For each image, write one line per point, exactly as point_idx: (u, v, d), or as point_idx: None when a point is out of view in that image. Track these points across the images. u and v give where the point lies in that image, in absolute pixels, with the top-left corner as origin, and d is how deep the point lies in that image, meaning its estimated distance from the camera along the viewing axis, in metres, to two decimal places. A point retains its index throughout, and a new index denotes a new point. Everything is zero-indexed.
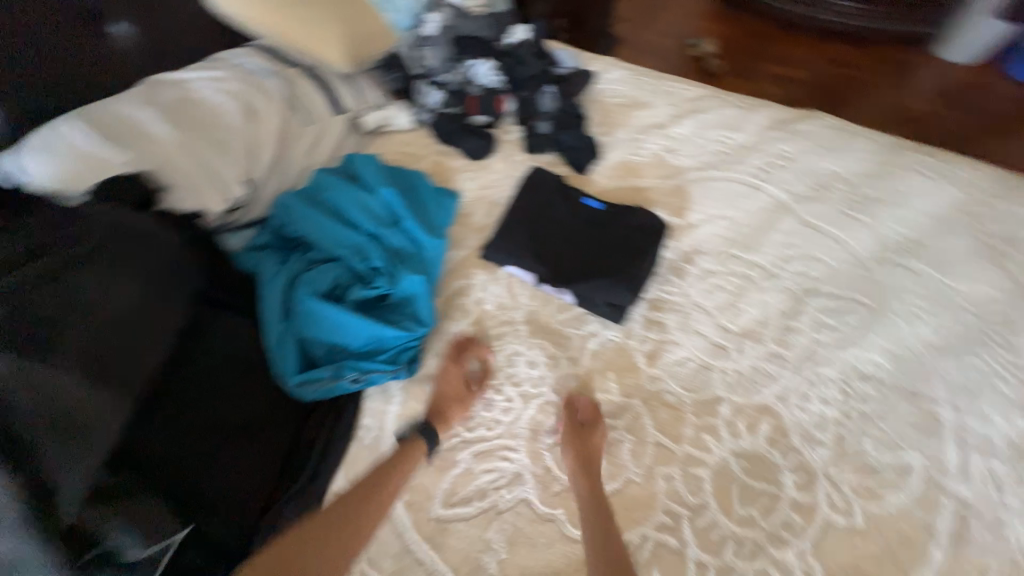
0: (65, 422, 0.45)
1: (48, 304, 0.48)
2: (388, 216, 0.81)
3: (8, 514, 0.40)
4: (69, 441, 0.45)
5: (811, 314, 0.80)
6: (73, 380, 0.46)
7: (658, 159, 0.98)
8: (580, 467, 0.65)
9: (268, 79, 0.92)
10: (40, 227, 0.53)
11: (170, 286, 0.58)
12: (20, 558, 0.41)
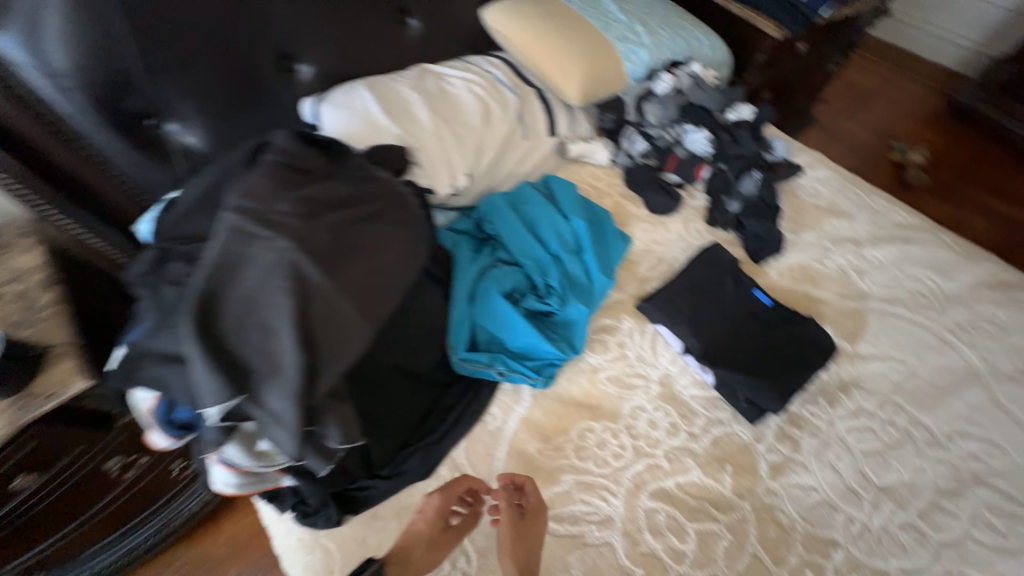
0: (336, 332, 0.57)
1: (349, 240, 0.61)
2: (573, 243, 0.90)
3: (292, 383, 0.54)
4: (333, 348, 0.57)
5: (972, 503, 0.72)
6: (348, 304, 0.58)
7: (843, 274, 0.94)
8: (523, 559, 0.65)
9: (508, 93, 1.06)
10: (351, 178, 0.68)
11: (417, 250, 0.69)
12: (283, 417, 0.54)
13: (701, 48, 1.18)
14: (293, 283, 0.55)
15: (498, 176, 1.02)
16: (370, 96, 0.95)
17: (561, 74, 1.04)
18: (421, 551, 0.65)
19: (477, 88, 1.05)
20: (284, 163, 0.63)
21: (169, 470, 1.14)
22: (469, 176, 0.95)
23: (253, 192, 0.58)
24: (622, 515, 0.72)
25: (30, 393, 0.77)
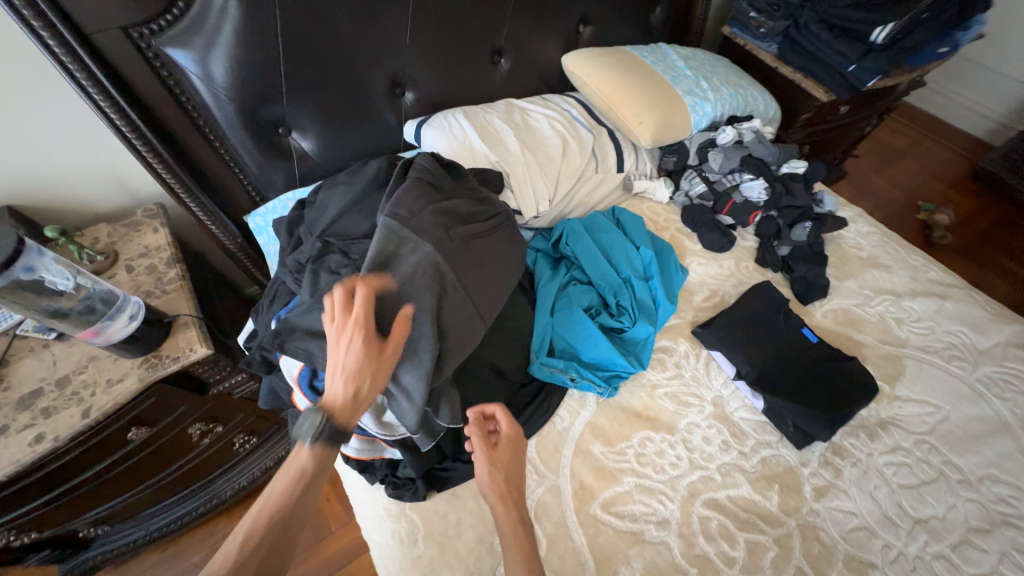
0: (459, 329, 0.68)
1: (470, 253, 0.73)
2: (642, 270, 1.00)
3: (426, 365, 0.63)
4: (456, 342, 0.67)
5: (1004, 543, 0.78)
6: (471, 306, 0.69)
7: (883, 321, 1.02)
8: (499, 482, 0.66)
9: (585, 131, 1.18)
10: (470, 199, 0.79)
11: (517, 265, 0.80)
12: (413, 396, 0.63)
13: (758, 106, 1.31)
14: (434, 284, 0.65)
15: (573, 204, 1.13)
16: (469, 124, 1.08)
17: (636, 120, 1.15)
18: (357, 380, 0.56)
19: (558, 124, 1.17)
20: (423, 183, 0.75)
21: (231, 443, 1.26)
22: (550, 202, 1.07)
23: (403, 205, 0.69)
24: (677, 518, 0.79)
25: (159, 355, 0.88)
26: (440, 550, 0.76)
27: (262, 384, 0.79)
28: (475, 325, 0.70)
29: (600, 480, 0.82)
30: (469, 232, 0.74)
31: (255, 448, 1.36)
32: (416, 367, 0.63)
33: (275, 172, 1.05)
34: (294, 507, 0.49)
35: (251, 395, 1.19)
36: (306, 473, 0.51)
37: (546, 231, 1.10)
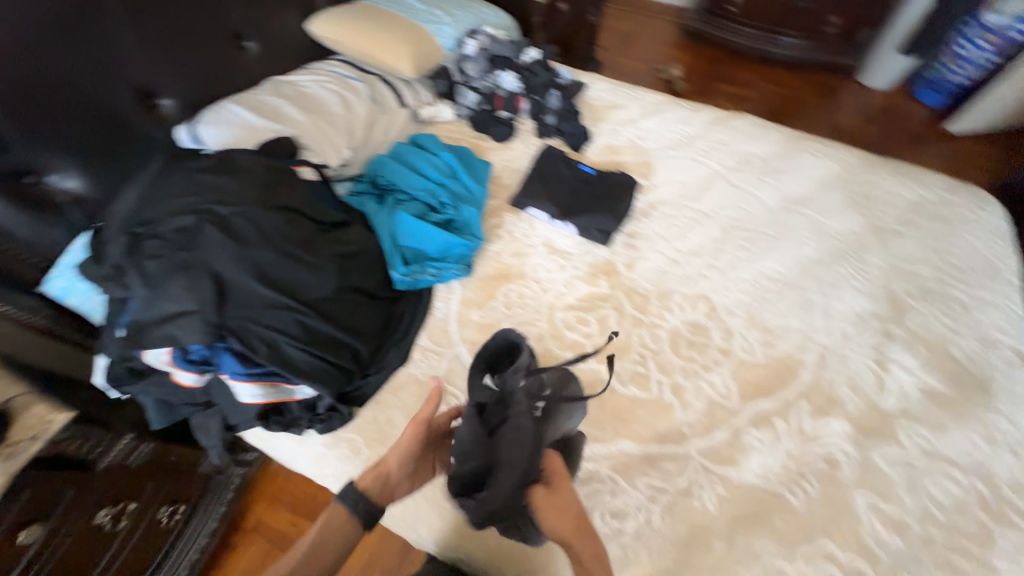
0: (303, 255, 0.84)
1: (283, 197, 0.87)
2: (448, 171, 1.18)
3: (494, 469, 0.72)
4: (303, 264, 0.83)
5: (734, 240, 1.16)
6: (302, 237, 0.85)
7: (632, 142, 1.37)
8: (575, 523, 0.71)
9: (355, 82, 1.30)
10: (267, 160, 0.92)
11: (326, 203, 0.95)
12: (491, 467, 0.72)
13: (490, 18, 1.54)
14: (261, 227, 0.81)
15: (375, 145, 1.25)
16: (242, 109, 1.11)
17: (393, 57, 1.31)
18: (395, 457, 0.76)
19: (330, 85, 1.27)
20: (219, 159, 0.86)
21: (156, 521, 1.15)
22: (351, 148, 1.18)
23: (206, 183, 0.82)
24: (547, 328, 1.03)
25: (10, 443, 0.81)
26: (384, 444, 0.89)
27: (146, 400, 0.83)
28: (316, 249, 0.87)
29: (485, 334, 1.01)
30: (276, 181, 0.88)
31: (190, 517, 1.26)
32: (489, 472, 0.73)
33: (50, 228, 0.97)
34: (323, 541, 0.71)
35: (152, 458, 1.12)
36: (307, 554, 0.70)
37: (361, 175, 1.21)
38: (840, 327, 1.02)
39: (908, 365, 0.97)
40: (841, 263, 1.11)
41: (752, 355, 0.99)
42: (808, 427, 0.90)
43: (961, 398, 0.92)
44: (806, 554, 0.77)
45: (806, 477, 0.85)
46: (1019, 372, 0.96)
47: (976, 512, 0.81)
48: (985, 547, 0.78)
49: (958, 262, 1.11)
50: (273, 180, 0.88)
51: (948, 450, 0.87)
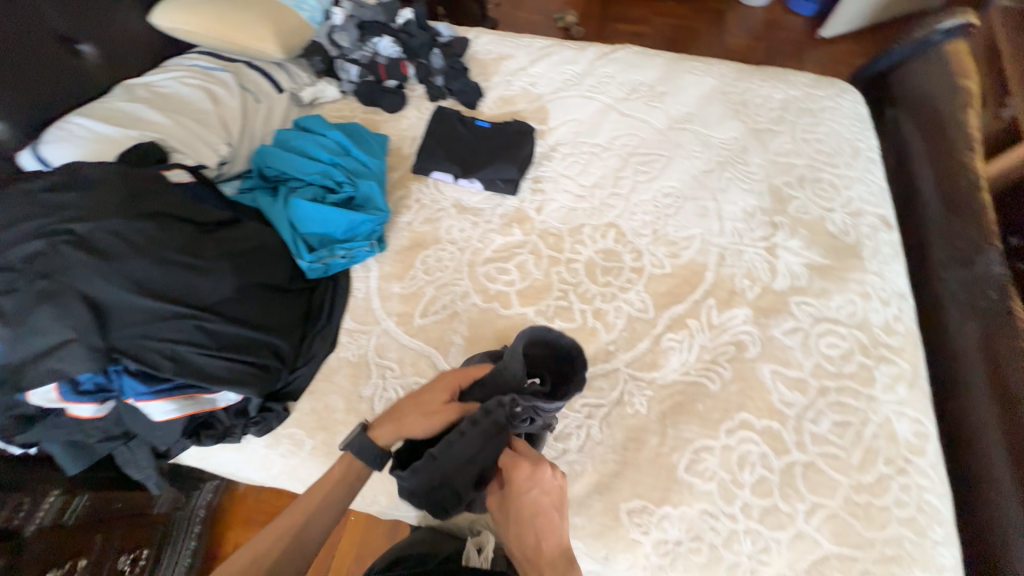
0: (189, 261, 0.80)
1: (150, 203, 0.81)
2: (340, 149, 1.13)
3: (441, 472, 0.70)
4: (190, 270, 0.80)
5: (633, 167, 1.21)
6: (182, 242, 0.81)
7: (524, 90, 1.37)
8: (539, 541, 0.64)
9: (218, 72, 1.20)
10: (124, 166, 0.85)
11: (205, 203, 0.90)
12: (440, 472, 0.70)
13: None
14: (131, 239, 0.77)
15: (257, 139, 1.18)
16: (88, 120, 1.00)
17: (255, 39, 1.22)
18: (414, 418, 0.73)
19: (189, 78, 1.16)
20: (65, 176, 0.80)
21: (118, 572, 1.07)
22: (228, 144, 1.10)
23: (56, 204, 0.76)
24: (470, 285, 1.04)
25: None
26: (327, 430, 0.89)
27: (52, 447, 0.77)
28: (204, 251, 0.83)
29: (409, 303, 1.01)
30: (138, 187, 0.82)
31: (155, 560, 1.19)
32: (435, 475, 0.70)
33: None
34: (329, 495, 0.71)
35: (97, 509, 1.01)
36: (336, 486, 0.72)
37: (249, 171, 1.14)
38: (733, 226, 1.11)
39: (794, 247, 1.07)
40: (728, 169, 1.19)
41: (662, 268, 1.06)
42: (717, 320, 0.99)
43: (839, 266, 1.04)
44: (726, 427, 0.87)
45: (720, 363, 0.94)
46: (883, 233, 1.09)
47: (859, 357, 0.93)
48: (868, 384, 0.91)
49: (827, 149, 1.22)
50: (134, 186, 0.81)
51: (833, 312, 0.98)
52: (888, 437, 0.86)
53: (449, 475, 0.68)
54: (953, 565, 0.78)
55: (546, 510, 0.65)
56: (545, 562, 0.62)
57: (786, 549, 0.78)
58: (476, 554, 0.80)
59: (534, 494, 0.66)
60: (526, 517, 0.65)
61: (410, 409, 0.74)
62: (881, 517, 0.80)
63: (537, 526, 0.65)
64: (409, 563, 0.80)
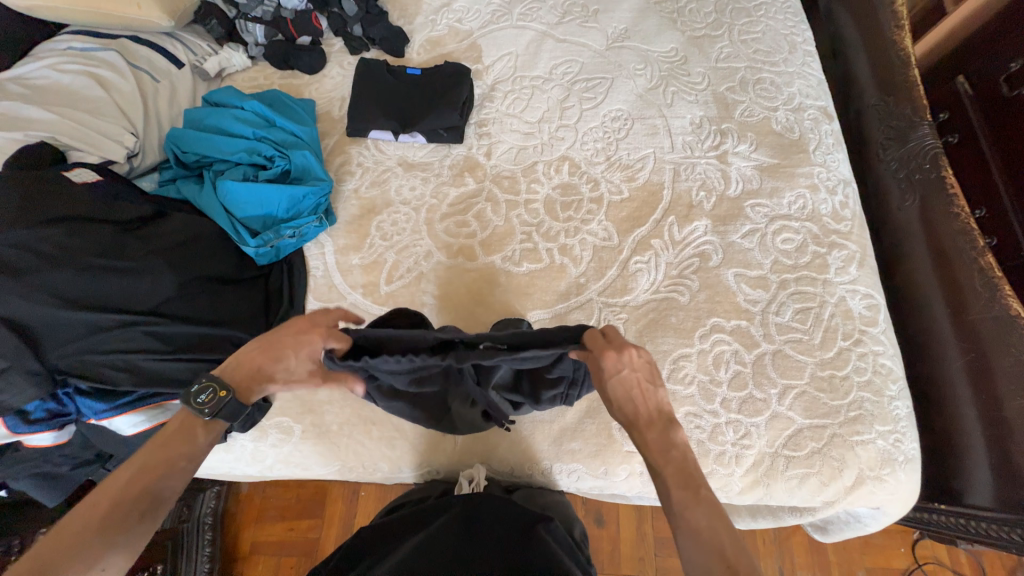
0: (117, 264, 0.74)
1: (52, 207, 0.74)
2: (262, 120, 1.02)
3: (438, 408, 0.78)
4: (123, 273, 0.74)
5: (576, 96, 1.17)
6: (106, 245, 0.75)
7: (451, 29, 1.27)
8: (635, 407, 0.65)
9: (99, 51, 1.05)
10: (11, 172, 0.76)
11: (117, 200, 0.82)
12: (439, 410, 0.79)
13: None
14: (45, 253, 0.70)
15: (166, 124, 1.06)
16: None
17: (133, 6, 1.06)
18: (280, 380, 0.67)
19: (66, 64, 1.01)
20: None
21: None
22: (134, 133, 0.98)
23: None
24: (432, 243, 1.01)
25: None
26: (314, 412, 0.87)
27: (22, 483, 0.73)
28: (133, 250, 0.77)
29: (374, 272, 0.98)
30: (34, 192, 0.74)
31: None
32: (431, 404, 0.78)
33: None
34: (195, 449, 0.62)
35: None
36: (200, 439, 0.62)
37: (165, 162, 1.03)
38: (683, 141, 1.10)
39: (743, 152, 1.08)
40: (671, 83, 1.17)
41: (620, 194, 1.05)
42: (679, 236, 1.01)
43: (787, 163, 1.07)
44: (699, 333, 0.91)
45: (687, 276, 0.97)
46: (824, 124, 1.12)
47: (812, 248, 0.98)
48: (823, 270, 0.96)
49: (765, 48, 1.21)
50: (31, 193, 0.73)
51: (785, 209, 1.02)
52: (845, 315, 0.92)
53: (454, 415, 0.79)
54: (906, 413, 0.87)
55: (640, 394, 0.65)
56: (642, 420, 0.64)
57: (764, 430, 0.85)
58: (468, 484, 0.87)
59: (629, 372, 0.65)
60: (628, 396, 0.65)
61: (273, 370, 0.67)
62: (844, 386, 0.87)
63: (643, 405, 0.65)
64: (408, 506, 0.87)
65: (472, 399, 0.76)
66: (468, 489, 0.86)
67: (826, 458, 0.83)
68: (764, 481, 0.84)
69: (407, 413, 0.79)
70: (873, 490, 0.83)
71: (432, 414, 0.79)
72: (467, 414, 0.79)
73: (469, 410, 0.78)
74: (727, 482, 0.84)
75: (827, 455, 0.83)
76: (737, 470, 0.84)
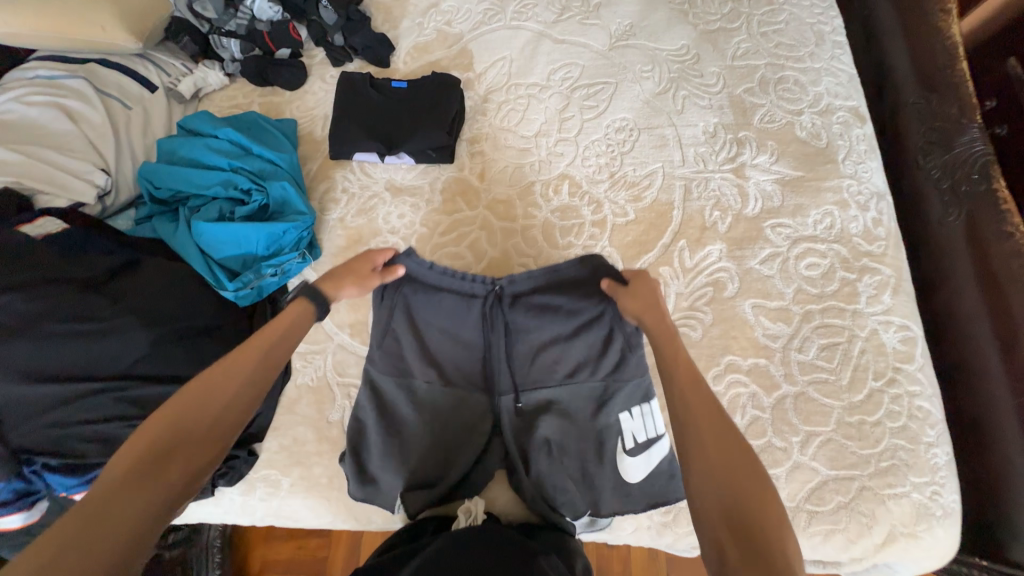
0: (84, 327, 0.70)
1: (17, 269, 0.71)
2: (237, 149, 0.96)
3: (441, 372, 0.80)
4: (89, 336, 0.70)
5: (577, 104, 1.07)
6: (74, 307, 0.71)
7: (440, 32, 1.17)
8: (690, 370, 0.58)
9: (67, 79, 0.99)
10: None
11: (83, 254, 0.77)
12: (440, 368, 0.80)
13: None
14: (10, 321, 0.67)
15: (141, 154, 1.00)
16: None
17: (96, 28, 0.99)
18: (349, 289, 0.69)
19: (32, 95, 0.95)
20: None
21: None
22: (105, 169, 0.93)
23: None
24: None
25: None
26: (302, 464, 0.84)
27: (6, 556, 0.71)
28: (102, 308, 0.73)
29: (362, 310, 0.92)
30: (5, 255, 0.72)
31: None
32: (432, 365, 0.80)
33: None
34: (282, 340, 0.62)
35: None
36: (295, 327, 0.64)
37: (141, 196, 0.98)
38: (695, 153, 1.00)
39: (762, 164, 0.98)
40: (681, 86, 1.06)
41: (625, 216, 0.97)
42: (690, 262, 0.92)
43: (812, 176, 0.96)
44: (712, 375, 0.84)
45: (699, 308, 0.88)
46: (856, 128, 1.00)
47: (840, 274, 0.89)
48: (852, 300, 0.87)
49: (788, 40, 1.08)
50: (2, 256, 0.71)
51: (811, 229, 0.92)
52: (876, 350, 0.83)
53: (454, 376, 0.80)
54: (946, 462, 0.78)
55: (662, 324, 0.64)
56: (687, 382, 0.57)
57: (784, 483, 0.78)
58: (467, 518, 0.78)
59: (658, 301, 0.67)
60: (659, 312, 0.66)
61: (343, 276, 0.70)
62: (875, 433, 0.79)
63: (689, 374, 0.58)
64: (401, 545, 0.75)
65: (483, 351, 0.79)
66: (467, 524, 0.77)
67: (854, 514, 0.76)
68: None
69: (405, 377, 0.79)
70: (907, 548, 0.75)
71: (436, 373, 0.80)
72: (466, 374, 0.80)
73: (466, 364, 0.80)
74: None
75: (855, 510, 0.76)
76: None
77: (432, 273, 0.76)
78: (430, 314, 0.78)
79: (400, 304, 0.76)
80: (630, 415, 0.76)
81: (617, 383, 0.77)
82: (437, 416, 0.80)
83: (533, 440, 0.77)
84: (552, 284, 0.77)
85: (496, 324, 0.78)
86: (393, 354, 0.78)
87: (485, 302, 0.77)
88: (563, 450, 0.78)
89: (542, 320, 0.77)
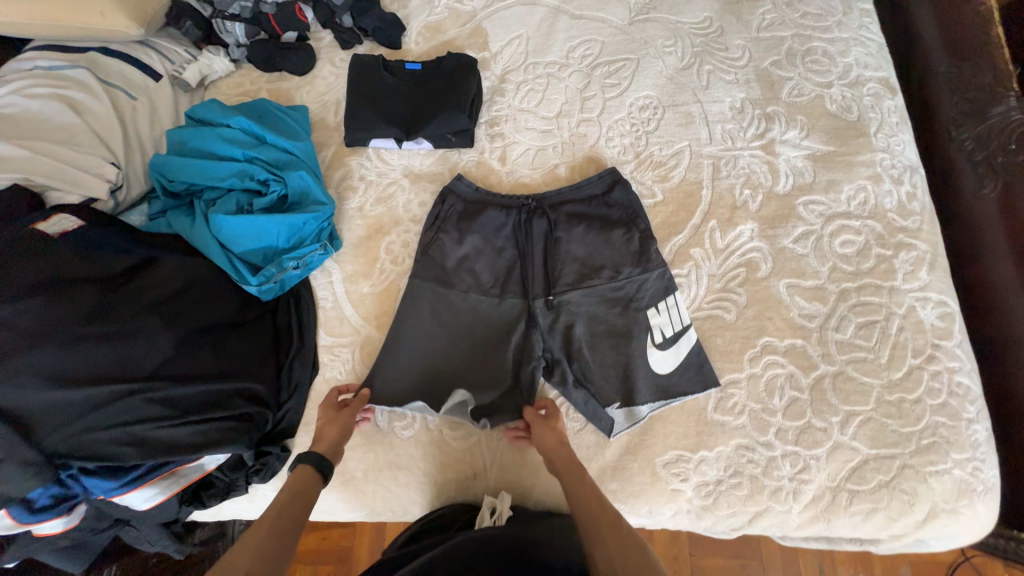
0: (107, 330, 0.69)
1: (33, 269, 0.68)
2: (251, 138, 0.92)
3: (480, 275, 0.89)
4: (114, 340, 0.69)
5: (598, 82, 1.03)
6: (96, 308, 0.70)
7: (451, 10, 1.12)
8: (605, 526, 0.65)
9: (65, 69, 0.94)
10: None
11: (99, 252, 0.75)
12: (478, 272, 0.90)
13: None
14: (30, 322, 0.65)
15: (150, 146, 0.97)
16: None
17: (96, 15, 0.93)
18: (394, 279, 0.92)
19: (29, 86, 0.91)
20: None
21: None
22: (114, 163, 0.89)
23: None
24: None
25: None
26: None
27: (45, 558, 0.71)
28: (126, 310, 0.72)
29: (387, 301, 0.90)
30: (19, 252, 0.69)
31: None
32: (472, 274, 0.89)
33: None
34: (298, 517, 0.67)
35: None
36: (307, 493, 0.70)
37: (153, 190, 0.95)
38: (722, 130, 0.97)
39: (792, 140, 0.95)
40: (705, 61, 1.02)
41: (652, 197, 0.94)
42: (722, 243, 0.90)
43: (844, 150, 0.93)
44: (748, 356, 0.83)
45: (733, 289, 0.87)
46: (887, 100, 0.97)
47: (876, 250, 0.87)
48: (889, 277, 0.85)
49: (815, 9, 1.04)
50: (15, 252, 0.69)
51: (844, 205, 0.90)
52: (915, 327, 0.82)
53: (492, 279, 0.89)
54: (986, 437, 0.78)
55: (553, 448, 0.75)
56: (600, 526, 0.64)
57: (825, 463, 0.77)
58: (491, 516, 0.77)
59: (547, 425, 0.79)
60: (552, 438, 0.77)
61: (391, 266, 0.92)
62: (915, 411, 0.78)
63: (595, 492, 0.69)
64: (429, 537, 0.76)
65: (516, 253, 0.90)
66: (491, 522, 0.76)
67: (895, 492, 0.75)
68: (825, 518, 0.76)
69: (447, 283, 0.88)
70: (948, 525, 0.75)
71: (475, 279, 0.89)
72: (501, 279, 0.89)
73: (499, 266, 0.90)
74: (783, 519, 0.77)
75: (897, 488, 0.76)
76: (795, 507, 0.76)
77: (472, 193, 0.93)
78: (473, 223, 0.91)
79: (444, 221, 0.91)
80: (657, 311, 0.85)
81: (639, 279, 0.86)
82: (478, 319, 0.87)
83: (570, 335, 0.85)
84: (570, 201, 0.92)
85: (532, 236, 0.90)
86: (439, 261, 0.90)
87: (519, 215, 0.91)
88: (596, 344, 0.85)
89: (569, 225, 0.90)
